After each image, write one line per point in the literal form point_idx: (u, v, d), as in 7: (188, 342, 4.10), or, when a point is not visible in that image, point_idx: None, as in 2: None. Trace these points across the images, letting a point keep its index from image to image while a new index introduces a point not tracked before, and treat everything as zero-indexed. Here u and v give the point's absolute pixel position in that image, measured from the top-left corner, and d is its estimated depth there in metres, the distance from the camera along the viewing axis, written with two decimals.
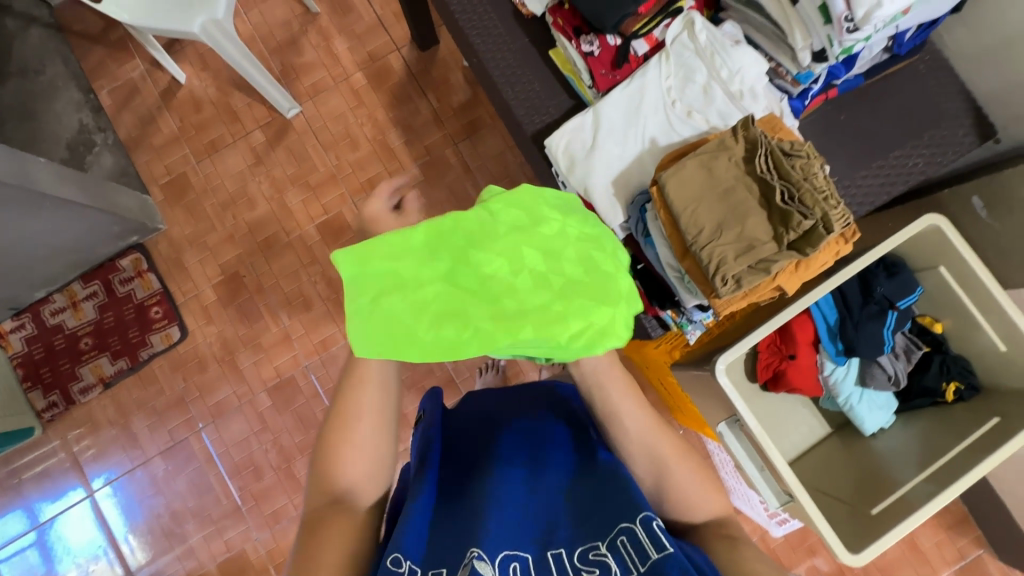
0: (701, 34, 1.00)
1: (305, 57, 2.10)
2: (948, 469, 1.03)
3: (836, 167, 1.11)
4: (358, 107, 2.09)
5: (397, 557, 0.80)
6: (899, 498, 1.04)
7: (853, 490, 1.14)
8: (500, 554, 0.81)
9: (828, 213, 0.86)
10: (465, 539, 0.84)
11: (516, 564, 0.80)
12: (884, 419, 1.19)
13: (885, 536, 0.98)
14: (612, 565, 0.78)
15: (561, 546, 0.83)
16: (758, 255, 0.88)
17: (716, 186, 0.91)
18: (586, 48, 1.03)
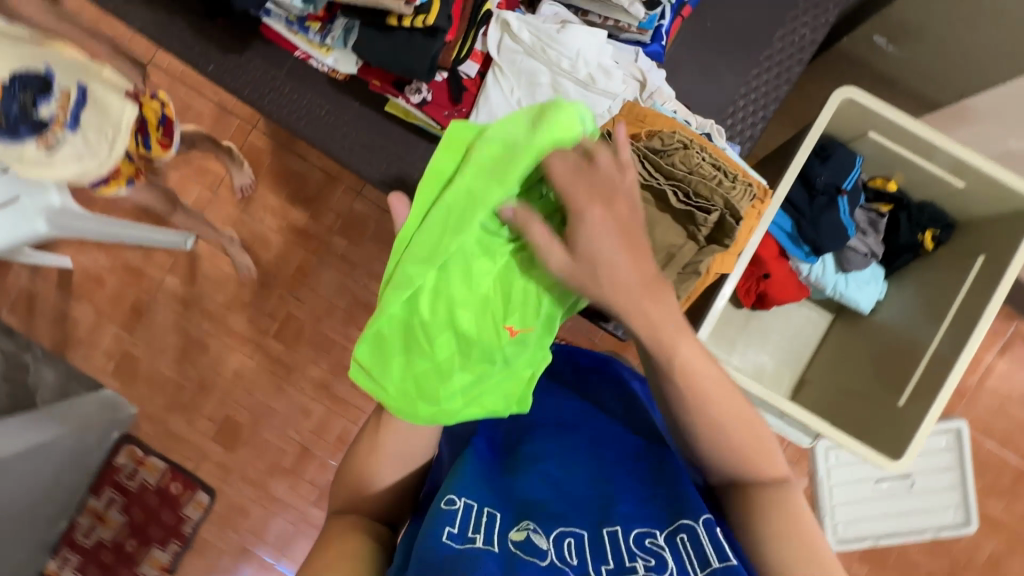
0: (522, 32, 0.96)
1: (171, 181, 1.95)
2: (959, 319, 0.98)
3: (727, 80, 1.01)
4: (250, 204, 1.96)
5: (450, 499, 0.75)
6: (933, 363, 0.99)
7: (876, 378, 1.10)
8: (555, 529, 0.74)
9: (730, 199, 0.84)
10: (523, 503, 0.78)
11: (571, 540, 0.72)
12: (876, 292, 1.15)
13: (926, 417, 0.93)
14: (669, 559, 0.68)
15: (621, 525, 0.74)
16: (679, 263, 0.84)
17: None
18: (417, 97, 0.97)
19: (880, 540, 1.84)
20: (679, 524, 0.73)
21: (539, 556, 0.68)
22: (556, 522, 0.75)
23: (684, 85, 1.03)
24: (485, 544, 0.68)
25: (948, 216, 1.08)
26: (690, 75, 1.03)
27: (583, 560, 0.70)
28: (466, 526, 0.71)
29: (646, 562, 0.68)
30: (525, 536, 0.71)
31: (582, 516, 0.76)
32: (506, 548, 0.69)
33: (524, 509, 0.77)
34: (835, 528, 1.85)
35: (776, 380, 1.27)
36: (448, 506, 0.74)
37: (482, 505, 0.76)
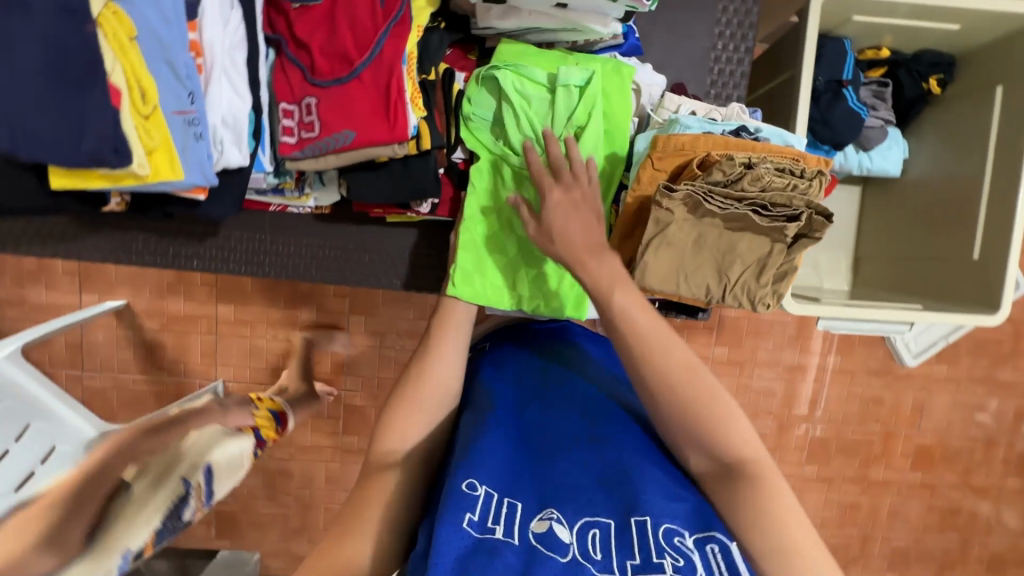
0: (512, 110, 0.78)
1: (170, 343, 1.85)
2: (1002, 156, 0.98)
3: (697, 29, 0.93)
4: (254, 327, 1.85)
5: (471, 481, 0.49)
6: (994, 191, 0.99)
7: (928, 230, 1.12)
8: (585, 513, 0.49)
9: (811, 194, 0.63)
10: (547, 481, 0.52)
11: (597, 530, 0.48)
12: (900, 153, 1.15)
13: (1010, 253, 0.95)
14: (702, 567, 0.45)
15: (651, 514, 0.49)
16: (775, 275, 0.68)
17: (680, 251, 0.68)
18: (426, 206, 0.83)
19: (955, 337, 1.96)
20: (709, 531, 0.49)
21: (559, 550, 0.45)
22: (581, 503, 0.50)
23: (659, 55, 0.94)
24: (507, 538, 0.45)
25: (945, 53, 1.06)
26: (660, 43, 0.94)
27: (609, 556, 0.46)
28: (487, 515, 0.47)
29: (675, 563, 0.45)
30: (546, 523, 0.47)
31: (605, 499, 0.51)
32: (526, 540, 0.45)
33: (547, 486, 0.52)
34: None
35: (834, 268, 1.30)
36: (467, 490, 0.48)
37: (503, 493, 0.50)
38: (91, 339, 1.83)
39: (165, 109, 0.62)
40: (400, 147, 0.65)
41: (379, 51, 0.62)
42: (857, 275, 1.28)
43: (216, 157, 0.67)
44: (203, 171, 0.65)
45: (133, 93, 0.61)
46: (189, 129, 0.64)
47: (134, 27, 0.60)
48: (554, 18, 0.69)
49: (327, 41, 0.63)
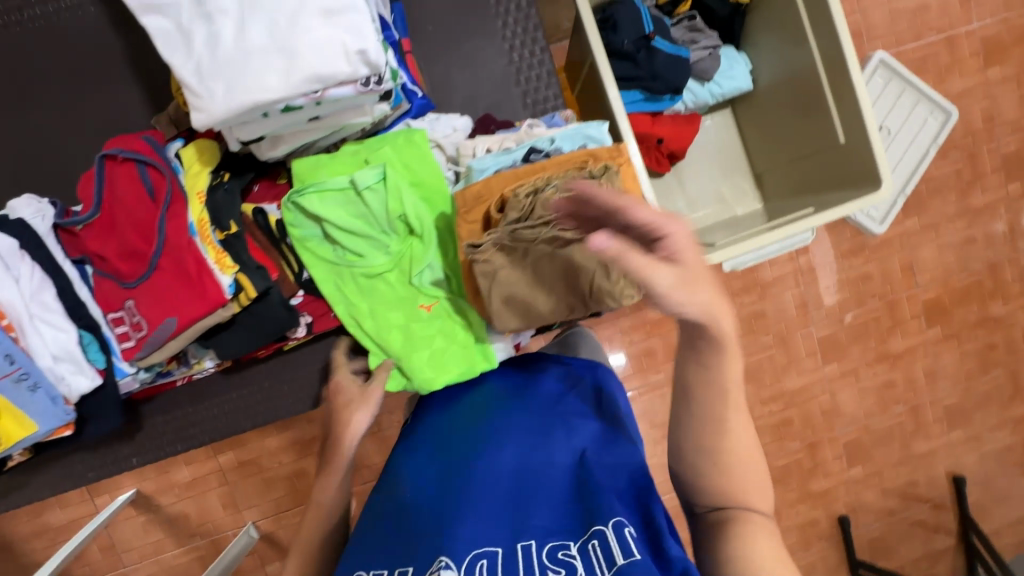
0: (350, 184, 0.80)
1: (190, 509, 1.88)
2: (824, 39, 0.96)
3: (489, 54, 0.95)
4: (259, 462, 1.89)
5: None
6: (828, 70, 0.98)
7: (797, 130, 1.11)
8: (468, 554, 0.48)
9: (608, 189, 0.64)
10: (434, 530, 0.51)
11: (484, 561, 0.46)
12: (743, 68, 1.14)
13: (867, 127, 0.93)
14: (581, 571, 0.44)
15: (536, 536, 0.48)
16: (621, 267, 0.68)
17: (522, 289, 0.69)
18: (302, 328, 0.85)
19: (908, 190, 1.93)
20: (592, 526, 0.47)
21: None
22: (471, 537, 0.49)
23: (465, 92, 0.96)
24: None
25: None
26: (461, 80, 0.95)
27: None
28: None
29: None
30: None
31: (496, 529, 0.50)
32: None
33: (440, 536, 0.50)
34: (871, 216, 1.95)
35: (740, 193, 1.30)
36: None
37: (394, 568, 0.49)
38: (118, 535, 1.88)
39: None
40: (226, 308, 0.67)
41: (164, 235, 0.64)
42: (764, 190, 1.28)
43: (64, 393, 0.68)
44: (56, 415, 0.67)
45: None
46: (22, 385, 0.66)
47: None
48: (317, 128, 0.69)
49: (119, 244, 0.66)
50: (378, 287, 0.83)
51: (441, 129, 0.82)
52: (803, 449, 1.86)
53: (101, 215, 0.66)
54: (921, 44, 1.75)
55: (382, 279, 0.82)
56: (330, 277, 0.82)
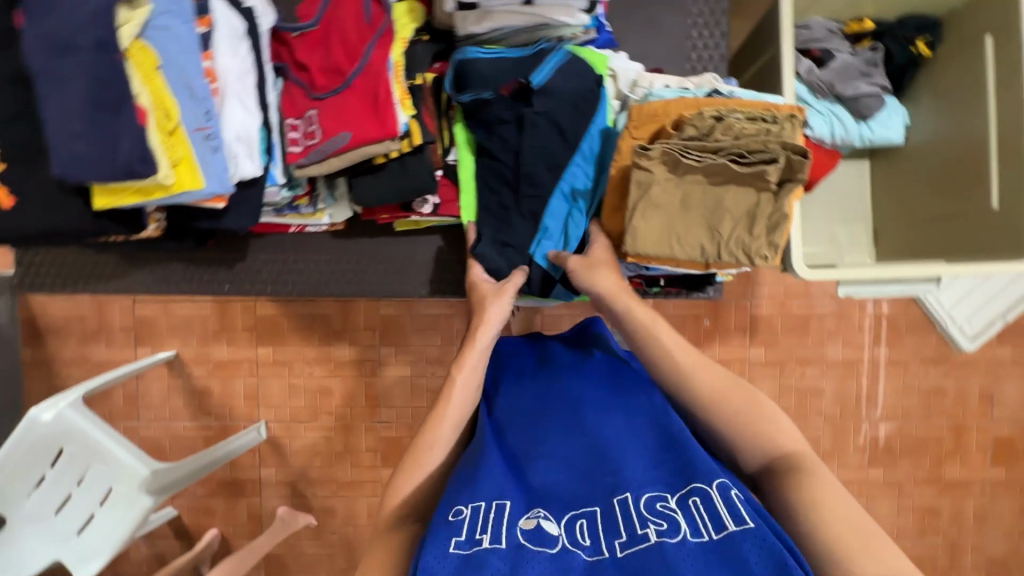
0: None
1: (215, 390, 1.95)
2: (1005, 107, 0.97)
3: (669, 23, 0.99)
4: (291, 367, 1.94)
5: (455, 509, 0.58)
6: (1004, 137, 0.98)
7: (947, 192, 1.09)
8: (566, 508, 0.58)
9: (788, 135, 0.66)
10: (534, 486, 0.62)
11: (583, 521, 0.56)
12: (902, 118, 1.15)
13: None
14: (683, 522, 0.53)
15: (633, 492, 0.58)
16: (769, 220, 0.69)
17: (664, 213, 0.70)
18: (427, 207, 0.89)
19: (1008, 315, 1.85)
20: (690, 485, 0.57)
21: (547, 545, 0.53)
22: (564, 501, 0.59)
23: (636, 50, 1.00)
24: (492, 545, 0.53)
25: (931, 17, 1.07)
26: (637, 38, 1.00)
27: (596, 540, 0.54)
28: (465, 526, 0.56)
29: (657, 527, 0.53)
30: (533, 526, 0.55)
31: (592, 491, 0.59)
32: (514, 541, 0.53)
33: (531, 496, 0.61)
34: (962, 330, 1.89)
35: (855, 242, 1.27)
36: (454, 518, 0.56)
37: (493, 500, 0.59)
38: (143, 391, 1.95)
39: (186, 127, 0.73)
40: (394, 143, 0.71)
41: (369, 62, 0.69)
42: (880, 247, 1.25)
43: (233, 172, 0.78)
44: (221, 179, 0.75)
45: (159, 115, 0.72)
46: (207, 144, 0.75)
47: (157, 59, 0.72)
48: (525, 16, 0.76)
49: (324, 60, 0.72)
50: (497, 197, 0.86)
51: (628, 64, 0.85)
52: None
53: (316, 30, 0.73)
54: None
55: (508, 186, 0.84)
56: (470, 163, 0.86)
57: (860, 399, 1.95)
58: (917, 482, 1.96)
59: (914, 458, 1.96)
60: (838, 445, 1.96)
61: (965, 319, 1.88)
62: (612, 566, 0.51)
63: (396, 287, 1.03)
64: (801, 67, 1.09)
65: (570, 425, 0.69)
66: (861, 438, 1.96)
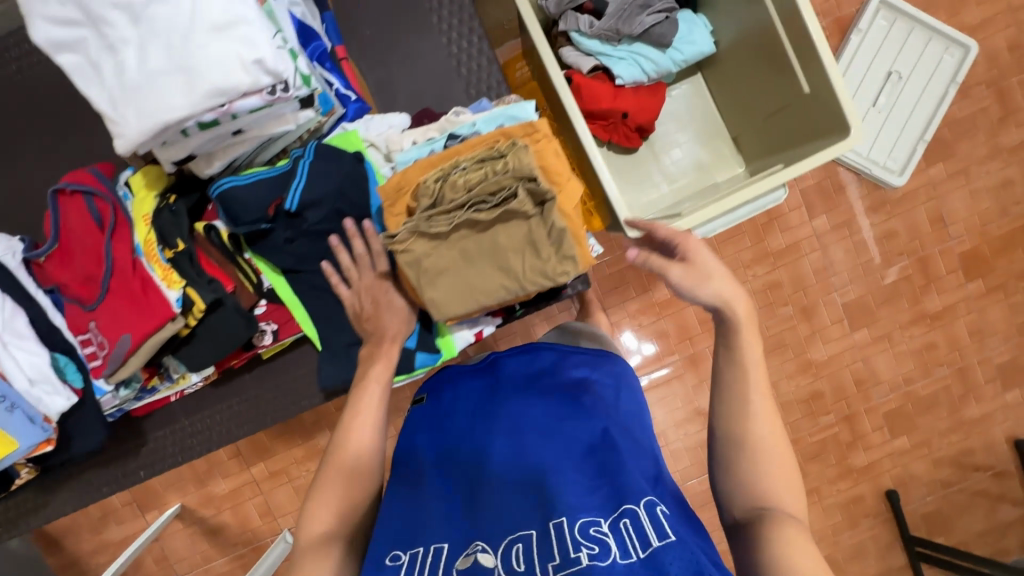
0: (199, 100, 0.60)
1: (232, 520, 2.00)
2: None
3: (426, 52, 0.96)
4: (289, 471, 1.98)
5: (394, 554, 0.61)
6: (785, 24, 0.94)
7: (769, 85, 1.05)
8: (501, 536, 0.58)
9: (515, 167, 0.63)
10: (478, 513, 0.62)
11: (518, 547, 0.55)
12: (703, 28, 1.11)
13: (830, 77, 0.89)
14: (613, 545, 0.52)
15: (568, 515, 0.56)
16: (545, 241, 0.68)
17: (449, 281, 0.69)
18: (268, 335, 0.89)
19: (926, 135, 1.80)
20: (621, 508, 0.56)
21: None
22: (505, 528, 0.58)
23: (410, 89, 0.97)
24: None
25: None
26: (405, 77, 0.97)
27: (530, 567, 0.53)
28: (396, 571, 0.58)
29: (589, 551, 0.51)
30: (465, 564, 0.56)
31: (528, 514, 0.59)
32: None
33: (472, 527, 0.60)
34: (889, 169, 1.83)
35: (720, 158, 1.25)
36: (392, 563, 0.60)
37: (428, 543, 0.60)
38: (170, 548, 2.01)
39: None
40: (176, 321, 0.71)
41: (112, 260, 0.69)
42: (744, 153, 1.22)
43: (44, 413, 0.75)
44: (33, 431, 0.75)
45: None
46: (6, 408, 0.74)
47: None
48: (247, 142, 0.73)
49: (76, 272, 0.71)
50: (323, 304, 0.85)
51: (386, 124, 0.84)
52: (838, 421, 1.98)
53: (59, 248, 0.72)
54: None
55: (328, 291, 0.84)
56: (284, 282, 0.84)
57: (819, 274, 1.93)
58: (905, 326, 1.95)
59: (893, 305, 1.94)
60: (818, 325, 1.94)
61: (887, 155, 1.83)
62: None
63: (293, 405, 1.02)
64: (582, 25, 1.06)
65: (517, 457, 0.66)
66: (836, 309, 1.94)
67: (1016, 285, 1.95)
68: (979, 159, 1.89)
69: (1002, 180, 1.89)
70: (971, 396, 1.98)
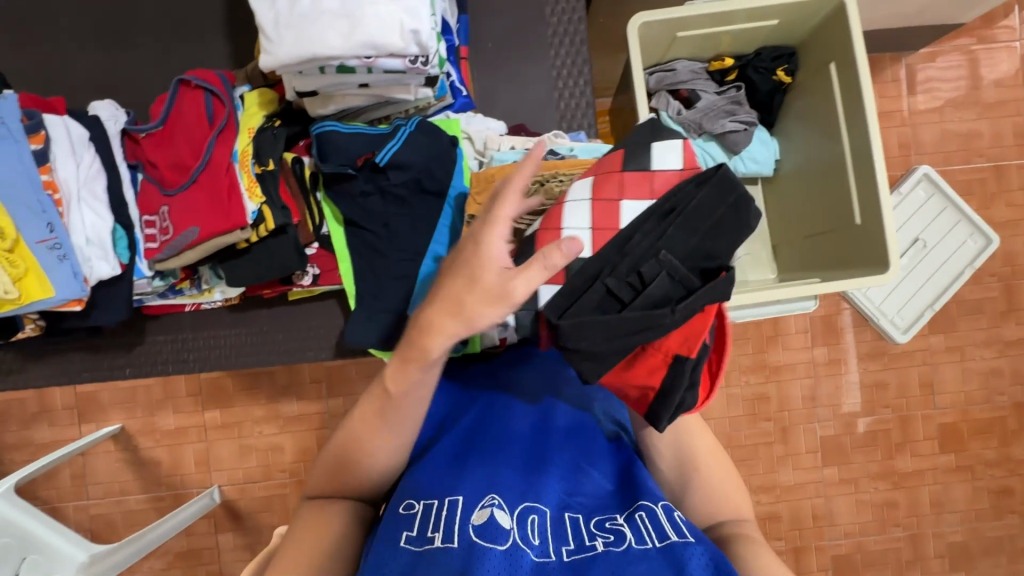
0: (354, 44, 0.66)
1: (166, 459, 1.92)
2: (863, 146, 1.00)
3: (533, 77, 1.03)
4: (241, 427, 1.91)
5: (410, 502, 0.63)
6: (857, 163, 1.02)
7: (822, 207, 1.13)
8: (517, 502, 0.63)
9: None
10: (486, 477, 0.66)
11: (533, 518, 0.61)
12: (769, 151, 1.22)
13: (882, 206, 0.97)
14: (628, 531, 0.59)
15: (581, 515, 0.63)
16: None
17: None
18: (308, 278, 0.91)
19: (935, 305, 1.84)
20: (637, 504, 0.64)
21: (499, 539, 0.57)
22: (520, 495, 0.64)
23: (506, 107, 1.04)
24: (445, 544, 0.56)
25: (784, 47, 1.14)
26: (505, 95, 1.04)
27: (545, 540, 0.59)
28: (427, 526, 0.59)
29: (604, 539, 0.58)
30: (486, 517, 0.59)
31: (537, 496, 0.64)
32: (466, 539, 0.56)
33: (488, 486, 0.64)
34: (895, 324, 1.87)
35: (757, 260, 1.31)
36: (405, 511, 0.61)
37: (444, 502, 0.62)
38: (91, 468, 1.92)
39: (28, 240, 0.72)
40: (244, 231, 0.75)
41: (211, 154, 0.74)
42: (780, 262, 1.30)
43: (86, 273, 0.75)
44: (72, 286, 0.73)
45: None
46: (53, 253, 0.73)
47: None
48: (367, 97, 0.79)
49: (171, 157, 0.75)
50: (367, 264, 0.87)
51: (486, 125, 0.89)
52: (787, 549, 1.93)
53: (163, 130, 0.77)
54: (939, 173, 1.87)
55: (379, 254, 0.86)
56: (344, 234, 0.87)
57: (806, 401, 1.93)
58: (873, 477, 1.95)
59: (869, 452, 1.95)
60: (792, 449, 1.93)
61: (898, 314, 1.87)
62: (557, 568, 0.55)
63: (304, 349, 1.04)
64: (670, 108, 1.16)
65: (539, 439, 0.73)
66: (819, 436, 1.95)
67: (987, 470, 1.96)
68: (978, 342, 1.94)
69: (993, 368, 1.95)
70: (920, 566, 1.95)
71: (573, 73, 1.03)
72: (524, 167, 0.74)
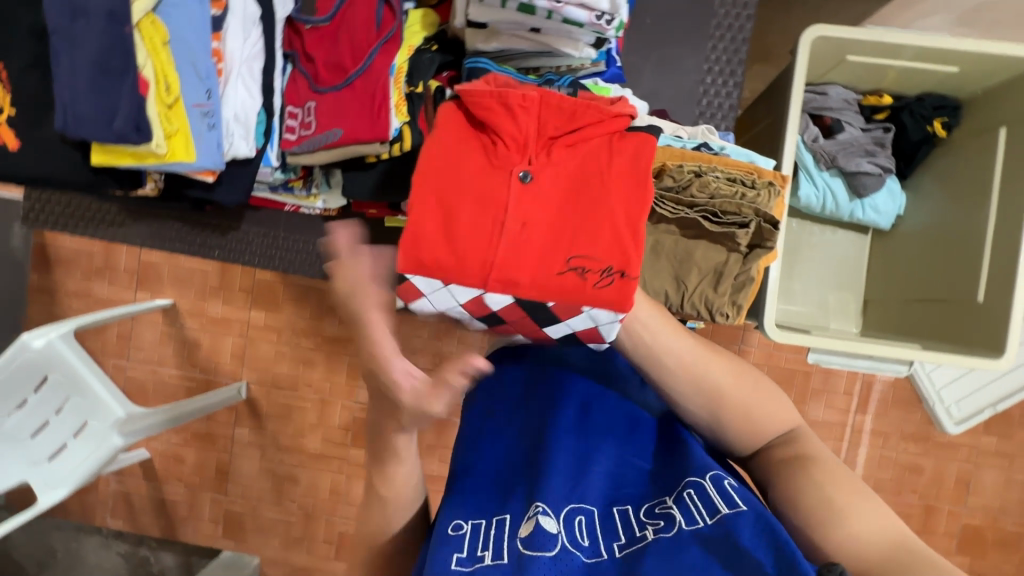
0: None
1: (205, 344, 1.96)
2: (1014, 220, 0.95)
3: (686, 67, 0.99)
4: (280, 333, 1.90)
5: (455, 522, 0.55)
6: (999, 236, 0.98)
7: (939, 273, 1.08)
8: (563, 500, 0.54)
9: (761, 204, 0.69)
10: (527, 479, 0.57)
11: (582, 517, 0.53)
12: (894, 205, 1.15)
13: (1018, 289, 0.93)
14: (678, 514, 0.50)
15: (632, 501, 0.54)
16: (733, 277, 0.70)
17: (638, 255, 0.72)
18: None
19: (1000, 405, 1.63)
20: (684, 480, 0.53)
21: (547, 546, 0.49)
22: (567, 491, 0.54)
23: (650, 91, 1.00)
24: (495, 561, 0.50)
25: (950, 98, 1.07)
26: (653, 78, 1.00)
27: (595, 540, 0.51)
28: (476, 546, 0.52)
29: (656, 527, 0.50)
30: (531, 526, 0.51)
31: (586, 489, 0.55)
32: (514, 553, 0.50)
33: (533, 486, 0.55)
34: (949, 413, 1.66)
35: (843, 310, 1.24)
36: (454, 532, 0.53)
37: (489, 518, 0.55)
38: (138, 333, 2.00)
39: (185, 101, 0.76)
40: (383, 145, 0.77)
41: (371, 60, 0.74)
42: (867, 318, 1.22)
43: (226, 148, 0.80)
44: (212, 155, 0.78)
45: (160, 86, 0.75)
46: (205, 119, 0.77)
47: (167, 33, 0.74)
48: (532, 42, 0.77)
49: (331, 54, 0.78)
50: None
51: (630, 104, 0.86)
52: None
53: (328, 25, 0.77)
54: None
55: None
56: None
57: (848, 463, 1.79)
58: None
59: None
60: None
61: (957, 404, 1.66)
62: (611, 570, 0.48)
63: None
64: (807, 133, 1.09)
65: (576, 420, 0.61)
66: None
67: None
68: None
69: None
70: None
71: (726, 72, 0.99)
72: (677, 155, 0.74)
